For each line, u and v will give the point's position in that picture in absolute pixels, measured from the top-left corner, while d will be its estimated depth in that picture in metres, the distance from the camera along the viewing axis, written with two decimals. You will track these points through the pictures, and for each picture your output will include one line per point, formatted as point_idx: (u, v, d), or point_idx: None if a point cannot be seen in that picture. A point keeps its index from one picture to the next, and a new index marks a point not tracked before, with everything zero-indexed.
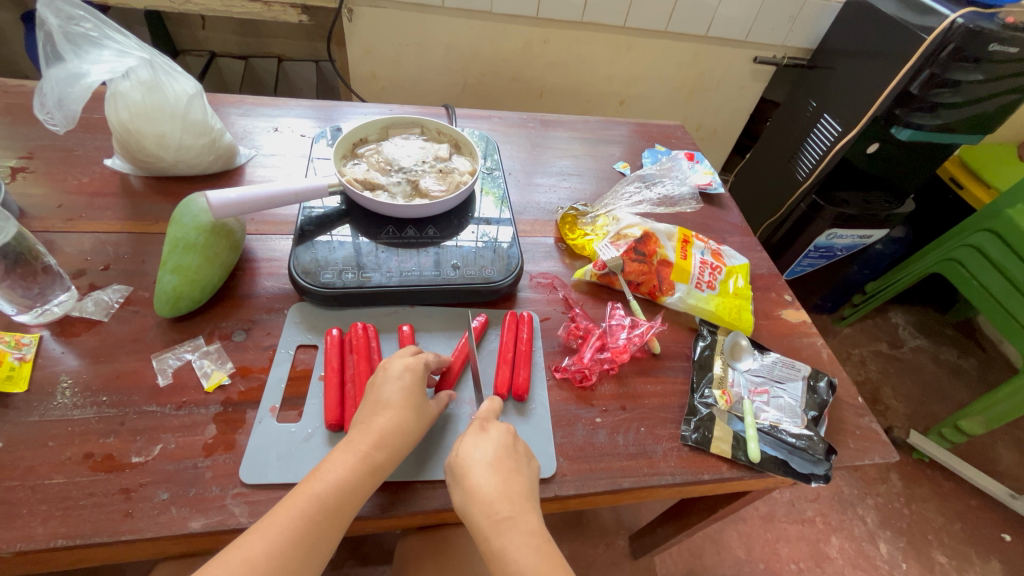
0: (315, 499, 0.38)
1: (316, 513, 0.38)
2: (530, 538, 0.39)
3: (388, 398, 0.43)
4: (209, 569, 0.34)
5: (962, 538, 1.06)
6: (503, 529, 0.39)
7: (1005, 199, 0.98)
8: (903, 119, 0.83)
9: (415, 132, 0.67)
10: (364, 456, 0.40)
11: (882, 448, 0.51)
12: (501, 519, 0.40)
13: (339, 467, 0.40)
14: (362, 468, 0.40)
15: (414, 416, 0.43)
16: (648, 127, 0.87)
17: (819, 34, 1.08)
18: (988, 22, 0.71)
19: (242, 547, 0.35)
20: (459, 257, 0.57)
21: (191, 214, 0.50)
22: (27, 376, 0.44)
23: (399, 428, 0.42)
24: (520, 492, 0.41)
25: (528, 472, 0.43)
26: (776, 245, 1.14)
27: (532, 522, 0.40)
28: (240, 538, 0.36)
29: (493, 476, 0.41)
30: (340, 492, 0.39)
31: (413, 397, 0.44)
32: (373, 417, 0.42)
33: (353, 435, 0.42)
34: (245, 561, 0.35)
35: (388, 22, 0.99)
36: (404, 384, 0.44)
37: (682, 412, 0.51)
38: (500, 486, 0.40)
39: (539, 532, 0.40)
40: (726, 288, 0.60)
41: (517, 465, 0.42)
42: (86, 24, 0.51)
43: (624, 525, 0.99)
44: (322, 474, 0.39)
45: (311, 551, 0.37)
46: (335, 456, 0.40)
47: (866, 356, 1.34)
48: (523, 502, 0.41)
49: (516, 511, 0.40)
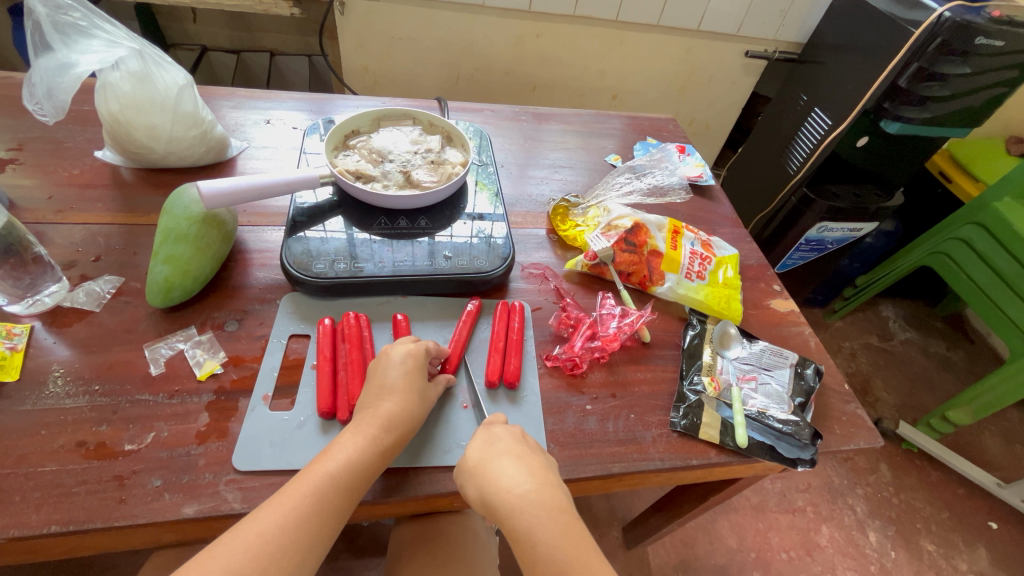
0: (327, 478, 0.39)
1: (328, 492, 0.38)
2: (557, 512, 0.39)
3: (391, 382, 0.43)
4: (226, 541, 0.35)
5: (949, 526, 1.08)
6: (528, 507, 0.39)
7: (992, 191, 1.00)
8: (892, 113, 0.84)
9: (407, 123, 0.67)
10: (373, 439, 0.41)
11: (867, 433, 0.52)
12: (526, 494, 0.39)
13: (350, 448, 0.40)
14: (371, 450, 0.41)
15: (416, 402, 0.44)
16: (640, 121, 0.87)
17: (809, 28, 1.09)
18: (975, 16, 0.72)
19: (257, 521, 0.36)
20: (451, 248, 0.57)
21: (183, 204, 0.51)
22: (19, 366, 0.44)
23: (406, 412, 0.43)
24: (540, 470, 0.41)
25: (543, 455, 0.43)
26: (768, 238, 1.15)
27: (558, 497, 0.40)
28: (255, 513, 0.37)
29: (508, 456, 0.41)
30: (352, 471, 0.40)
31: (414, 384, 0.44)
32: (379, 401, 0.43)
33: (360, 419, 0.42)
34: (259, 535, 0.36)
35: (380, 15, 0.99)
36: (407, 370, 0.44)
37: (671, 399, 0.51)
38: (517, 463, 0.41)
39: (564, 507, 0.40)
40: (715, 279, 0.62)
41: (530, 448, 0.43)
42: (75, 13, 0.51)
43: (617, 516, 1.00)
44: (332, 452, 0.40)
45: (323, 528, 0.38)
46: (345, 437, 0.41)
47: (857, 349, 1.35)
48: (544, 478, 0.41)
49: (539, 484, 0.40)
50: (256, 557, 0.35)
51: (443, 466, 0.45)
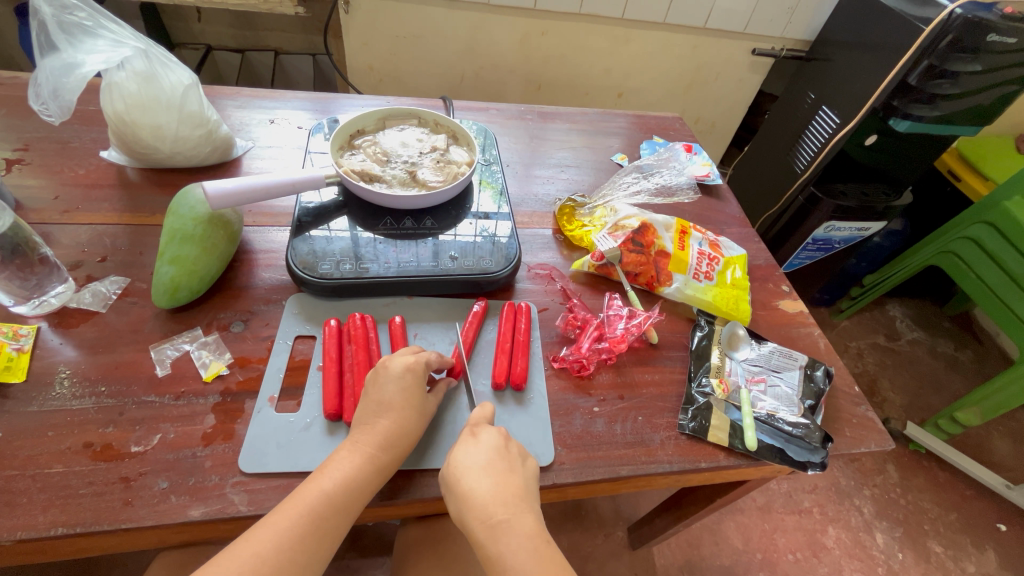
0: (323, 496, 0.38)
1: (324, 510, 0.38)
2: (526, 544, 0.38)
3: (389, 399, 0.43)
4: (223, 560, 0.35)
5: (958, 527, 1.07)
6: (500, 534, 0.38)
7: (1002, 190, 0.99)
8: (901, 111, 0.83)
9: (412, 123, 0.67)
10: (369, 457, 0.41)
11: (878, 436, 0.52)
12: (497, 524, 0.39)
13: (346, 465, 0.40)
14: (368, 468, 0.40)
15: (414, 417, 0.43)
16: (646, 119, 0.87)
17: (817, 25, 1.08)
18: (986, 12, 0.71)
19: (253, 541, 0.36)
20: (457, 248, 0.57)
21: (189, 204, 0.50)
22: (26, 367, 0.44)
23: (402, 430, 0.42)
24: (515, 493, 0.40)
25: (522, 471, 0.42)
26: (774, 237, 1.14)
27: (528, 526, 0.39)
28: (251, 532, 0.36)
29: (485, 480, 0.40)
30: (347, 490, 0.39)
31: (412, 400, 0.44)
32: (377, 419, 0.42)
33: (358, 435, 0.42)
34: (255, 555, 0.36)
35: (385, 14, 0.99)
36: (405, 386, 0.44)
37: (679, 401, 0.51)
38: (492, 490, 0.40)
39: (536, 536, 0.39)
40: (723, 279, 0.61)
41: (509, 465, 0.41)
42: (81, 12, 0.51)
43: (622, 516, 1.00)
44: (329, 470, 0.40)
45: (318, 547, 0.38)
46: (341, 454, 0.41)
47: (863, 349, 1.34)
48: (519, 504, 0.40)
49: (511, 514, 0.39)
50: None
51: None
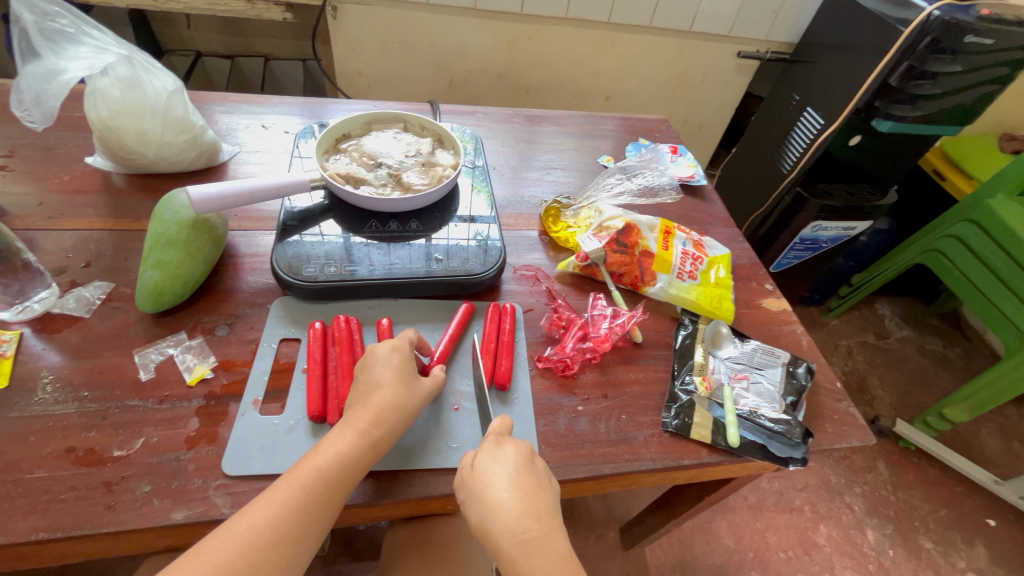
0: (316, 472, 0.39)
1: (319, 486, 0.38)
2: (558, 563, 0.39)
3: (378, 377, 0.44)
4: (219, 534, 0.36)
5: (947, 523, 1.08)
6: (529, 551, 0.39)
7: (986, 189, 1.01)
8: (883, 111, 0.84)
9: (397, 127, 0.67)
10: (363, 433, 0.41)
11: (859, 432, 0.52)
12: (528, 540, 0.39)
13: (339, 442, 0.40)
14: (362, 444, 0.41)
15: (406, 394, 0.44)
16: (632, 121, 0.87)
17: (801, 28, 1.09)
18: (964, 14, 0.72)
19: (248, 515, 0.36)
20: (444, 250, 0.57)
21: (173, 208, 0.51)
22: (7, 372, 0.44)
23: (395, 407, 0.43)
24: (545, 510, 0.41)
25: (549, 488, 0.42)
26: (762, 237, 1.15)
27: (561, 546, 0.40)
28: (248, 506, 0.37)
29: (516, 493, 0.40)
30: (340, 466, 0.39)
31: (403, 376, 0.44)
32: (368, 396, 0.43)
33: (350, 415, 0.42)
34: (250, 528, 0.36)
35: (373, 19, 0.99)
36: (393, 364, 0.44)
37: (663, 400, 0.51)
38: (524, 505, 0.40)
39: (566, 556, 0.39)
40: (707, 279, 0.62)
41: (537, 480, 0.42)
42: (63, 19, 0.51)
43: (615, 517, 1.00)
44: (322, 448, 0.40)
45: (314, 522, 0.38)
46: (334, 433, 0.41)
47: (853, 347, 1.35)
48: (548, 521, 0.40)
49: (543, 531, 0.40)
50: (247, 549, 0.35)
51: (435, 469, 0.44)
